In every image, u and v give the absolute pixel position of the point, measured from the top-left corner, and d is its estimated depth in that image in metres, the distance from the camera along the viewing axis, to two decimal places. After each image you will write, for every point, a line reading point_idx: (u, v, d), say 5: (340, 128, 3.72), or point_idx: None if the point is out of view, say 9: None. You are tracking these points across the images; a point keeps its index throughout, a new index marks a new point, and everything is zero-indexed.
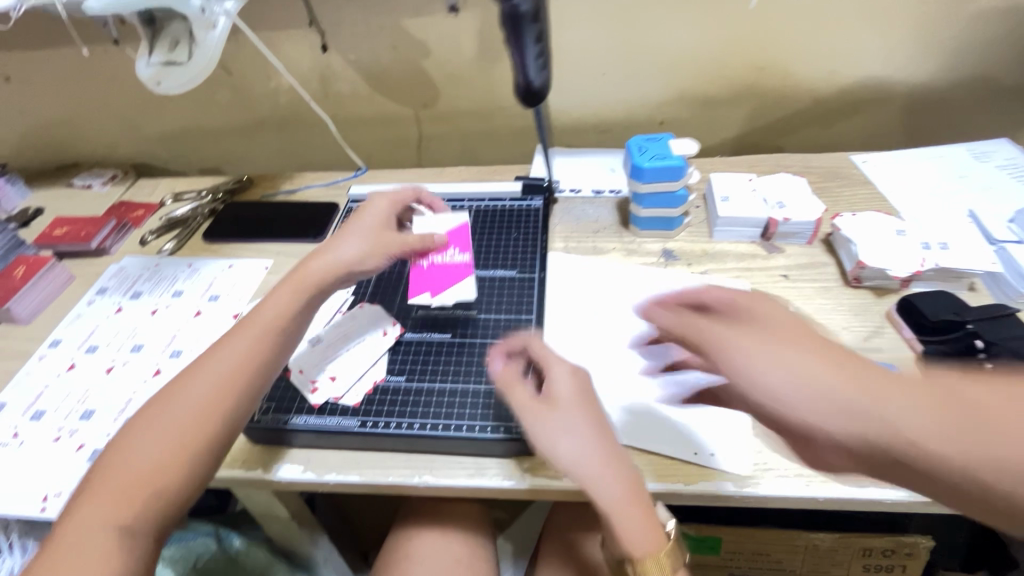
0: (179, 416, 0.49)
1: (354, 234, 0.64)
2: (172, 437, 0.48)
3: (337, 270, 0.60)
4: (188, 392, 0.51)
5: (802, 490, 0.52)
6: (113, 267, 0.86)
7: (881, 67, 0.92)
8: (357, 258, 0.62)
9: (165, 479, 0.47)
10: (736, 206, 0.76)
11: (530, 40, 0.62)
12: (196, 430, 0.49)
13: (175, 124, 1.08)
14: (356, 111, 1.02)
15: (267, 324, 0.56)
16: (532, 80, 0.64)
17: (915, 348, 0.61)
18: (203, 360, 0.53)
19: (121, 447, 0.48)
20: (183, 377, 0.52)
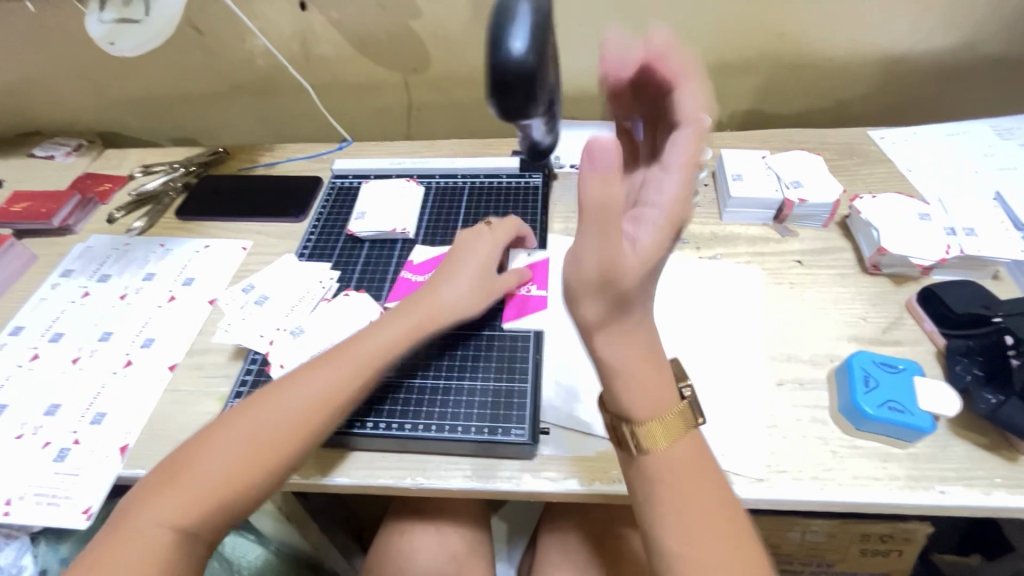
0: (257, 421, 0.47)
1: (466, 261, 0.61)
2: (246, 442, 0.46)
3: (454, 308, 0.57)
4: (308, 391, 0.49)
5: (818, 494, 0.50)
6: (79, 246, 0.79)
7: (904, 36, 0.85)
8: (469, 296, 0.58)
9: (234, 486, 0.45)
10: (750, 185, 0.71)
11: (523, 17, 0.39)
12: (273, 439, 0.46)
13: (143, 89, 1.00)
14: (339, 76, 0.94)
15: (387, 346, 0.53)
16: (512, 55, 0.37)
17: (937, 342, 0.58)
18: (312, 366, 0.51)
19: (197, 452, 0.45)
20: (289, 379, 0.50)
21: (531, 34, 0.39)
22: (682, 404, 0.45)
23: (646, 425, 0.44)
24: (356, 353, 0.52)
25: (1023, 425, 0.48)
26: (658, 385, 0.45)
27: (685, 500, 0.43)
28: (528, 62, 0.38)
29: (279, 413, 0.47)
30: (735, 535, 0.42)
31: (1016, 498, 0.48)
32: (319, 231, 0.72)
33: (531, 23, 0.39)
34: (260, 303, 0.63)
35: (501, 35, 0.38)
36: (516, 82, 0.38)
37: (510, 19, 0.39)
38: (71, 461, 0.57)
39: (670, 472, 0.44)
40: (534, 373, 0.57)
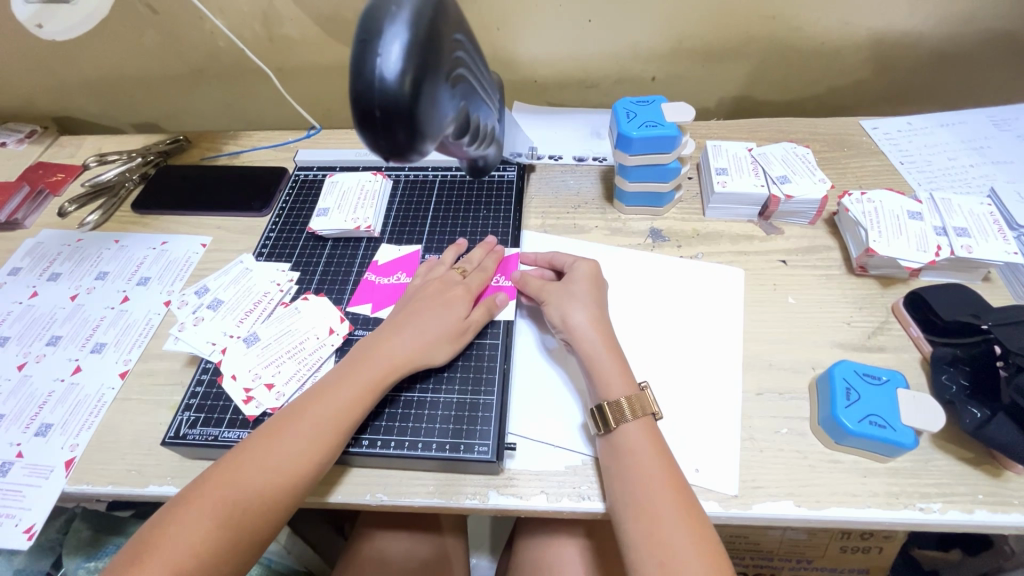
0: (224, 495, 0.44)
1: (428, 306, 0.55)
2: (213, 519, 0.43)
3: (411, 363, 0.52)
4: (273, 459, 0.45)
5: (794, 512, 0.47)
6: (28, 242, 0.75)
7: (903, 19, 0.81)
8: (426, 347, 0.53)
9: (202, 567, 0.42)
10: (735, 181, 0.67)
11: (400, 27, 0.37)
12: (241, 512, 0.44)
13: (98, 72, 0.94)
14: (307, 59, 0.89)
15: (345, 410, 0.49)
16: (382, 77, 0.37)
17: (923, 349, 0.56)
18: (272, 431, 0.47)
19: (156, 534, 0.42)
20: (252, 444, 0.46)
21: (407, 47, 0.37)
22: (643, 392, 0.50)
23: (620, 405, 0.49)
24: (314, 415, 0.48)
25: (1009, 443, 0.46)
26: (620, 368, 0.51)
27: (655, 482, 0.45)
28: (400, 86, 0.37)
29: (247, 484, 0.44)
30: (702, 529, 0.43)
31: (998, 516, 0.46)
32: (280, 229, 0.68)
33: (407, 33, 0.38)
34: (214, 308, 0.59)
35: (374, 47, 0.37)
36: (387, 110, 0.38)
37: (384, 28, 0.37)
38: (14, 477, 0.54)
39: (642, 453, 0.47)
40: (500, 383, 0.54)
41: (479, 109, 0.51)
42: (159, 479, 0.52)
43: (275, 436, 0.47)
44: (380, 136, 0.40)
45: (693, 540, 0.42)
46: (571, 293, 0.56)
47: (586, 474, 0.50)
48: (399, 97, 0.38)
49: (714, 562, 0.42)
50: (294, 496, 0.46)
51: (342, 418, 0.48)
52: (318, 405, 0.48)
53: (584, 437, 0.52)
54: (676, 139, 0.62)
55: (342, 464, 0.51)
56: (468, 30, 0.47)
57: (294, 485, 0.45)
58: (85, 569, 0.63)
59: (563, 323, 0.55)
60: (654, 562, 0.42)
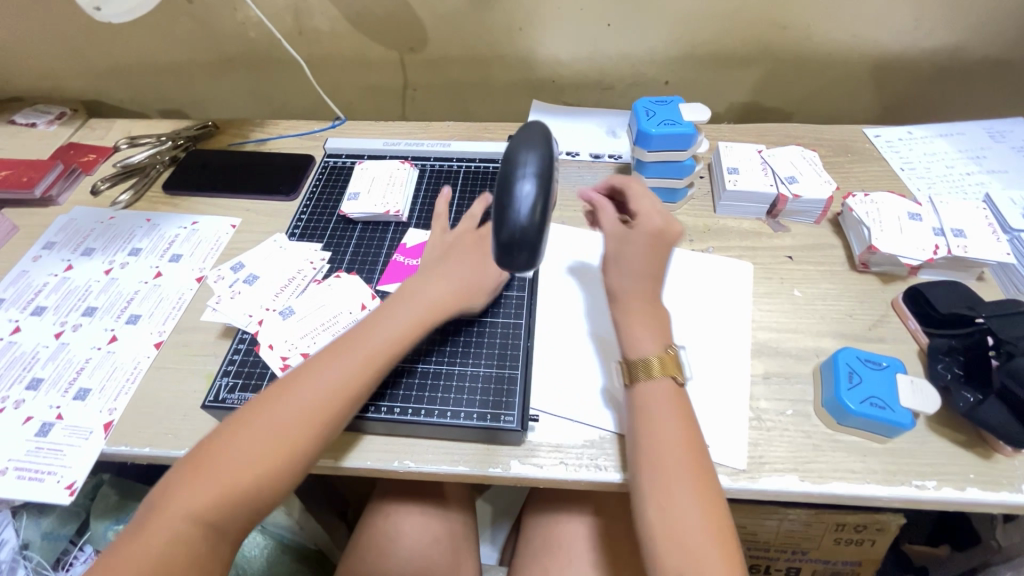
0: (275, 417, 0.46)
1: (463, 261, 0.59)
2: (265, 439, 0.45)
3: (450, 302, 0.56)
4: (318, 383, 0.48)
5: (800, 487, 0.51)
6: (61, 218, 0.77)
7: (903, 35, 0.85)
8: (463, 293, 0.57)
9: (253, 484, 0.44)
10: (745, 179, 0.71)
11: (528, 171, 0.42)
12: (298, 430, 0.46)
13: (131, 58, 0.97)
14: (335, 53, 0.93)
15: (397, 339, 0.52)
16: (518, 217, 0.42)
17: (920, 340, 0.59)
18: (320, 360, 0.50)
19: (224, 439, 0.45)
20: (307, 367, 0.49)
21: (535, 187, 0.42)
22: (669, 353, 0.52)
23: (648, 362, 0.51)
24: (360, 349, 0.51)
25: (998, 423, 0.49)
26: (653, 330, 0.53)
27: (669, 440, 0.48)
28: (530, 221, 0.42)
29: (297, 407, 0.47)
30: (706, 483, 0.46)
31: (987, 493, 0.49)
32: (310, 211, 0.71)
33: (534, 178, 0.42)
34: (250, 282, 0.62)
35: (507, 196, 0.42)
36: (528, 241, 0.42)
37: (517, 172, 0.42)
38: (53, 436, 0.56)
39: (660, 407, 0.49)
40: (523, 359, 0.57)
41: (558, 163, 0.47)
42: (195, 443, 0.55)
43: (321, 365, 0.49)
44: (512, 266, 0.43)
45: (704, 512, 0.44)
46: (622, 255, 0.57)
47: (603, 447, 0.53)
48: (532, 229, 0.42)
49: (710, 500, 0.45)
50: (339, 421, 0.48)
51: (381, 351, 0.51)
52: (361, 340, 0.51)
53: (600, 410, 0.55)
54: (693, 137, 0.66)
55: (371, 432, 0.54)
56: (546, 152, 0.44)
57: (340, 408, 0.48)
58: (114, 532, 0.68)
59: (614, 282, 0.57)
60: (656, 506, 0.45)
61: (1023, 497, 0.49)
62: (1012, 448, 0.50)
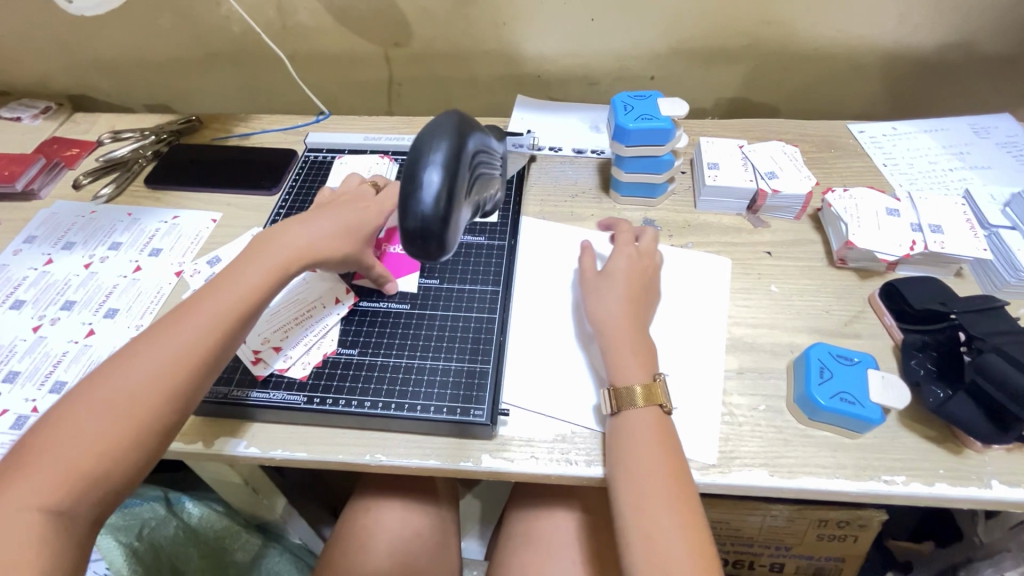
0: (121, 386, 0.44)
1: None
2: (118, 413, 0.42)
3: (303, 253, 0.55)
4: (166, 347, 0.46)
5: (770, 482, 0.51)
6: (43, 212, 0.78)
7: (889, 30, 0.85)
8: (325, 242, 0.56)
9: (109, 454, 0.41)
10: (725, 175, 0.71)
11: (437, 152, 0.37)
12: (131, 408, 0.43)
13: (116, 52, 0.97)
14: (319, 47, 0.93)
15: (240, 294, 0.50)
16: (420, 201, 0.36)
17: (895, 336, 0.59)
18: (164, 326, 0.47)
19: (73, 421, 0.42)
20: (149, 339, 0.46)
21: (443, 168, 0.37)
22: (655, 382, 0.52)
23: (634, 392, 0.51)
24: (193, 324, 0.47)
25: (966, 419, 0.49)
26: (638, 357, 0.53)
27: (654, 471, 0.48)
28: (436, 208, 0.36)
29: (144, 372, 0.44)
30: (689, 510, 0.46)
31: (956, 489, 0.49)
32: (289, 206, 0.71)
33: (444, 157, 0.37)
34: None
35: (410, 179, 0.37)
36: (432, 231, 0.37)
37: (425, 154, 0.37)
38: (28, 429, 0.56)
39: (639, 434, 0.50)
40: (496, 354, 0.57)
41: (479, 149, 0.41)
42: None
43: (170, 331, 0.47)
44: (420, 256, 0.38)
45: (686, 536, 0.45)
46: (602, 285, 0.58)
47: (574, 441, 0.53)
48: (437, 218, 0.37)
49: (693, 527, 0.46)
50: (191, 386, 0.46)
51: (229, 313, 0.49)
52: (204, 303, 0.49)
53: (572, 405, 0.55)
54: (671, 132, 0.66)
55: (336, 425, 0.54)
56: (463, 125, 0.39)
57: (194, 372, 0.46)
58: None
59: (597, 308, 0.57)
60: (641, 535, 0.45)
61: (991, 493, 0.49)
62: (982, 444, 0.50)
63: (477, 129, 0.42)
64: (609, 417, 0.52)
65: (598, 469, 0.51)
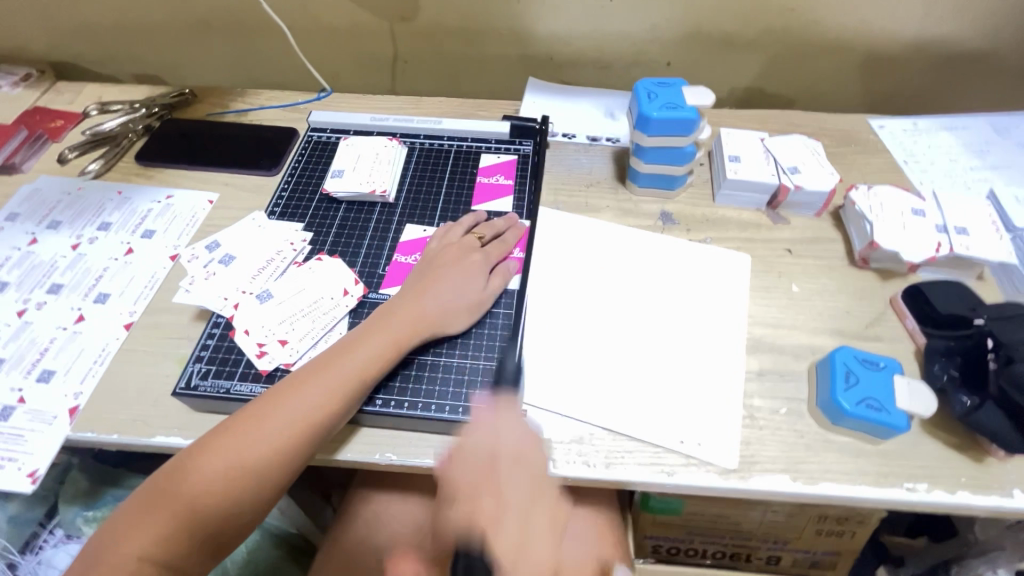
0: (252, 441, 0.45)
1: (449, 273, 0.57)
2: (237, 469, 0.44)
3: (430, 324, 0.54)
4: (298, 408, 0.46)
5: (791, 488, 0.49)
6: (26, 188, 0.73)
7: (912, 22, 0.83)
8: (448, 313, 0.55)
9: (220, 511, 0.44)
10: (747, 169, 0.68)
11: None
12: (259, 464, 0.45)
13: (102, 17, 0.91)
14: (320, 19, 0.88)
15: (371, 363, 0.50)
16: None
17: (917, 339, 0.58)
18: (291, 385, 0.48)
19: (196, 468, 0.44)
20: (277, 396, 0.47)
21: None
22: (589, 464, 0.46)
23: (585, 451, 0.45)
24: (315, 390, 0.47)
25: (994, 430, 0.48)
26: None
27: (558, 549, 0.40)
28: None
29: (265, 436, 0.45)
30: None
31: (978, 498, 0.49)
32: (291, 189, 0.68)
33: None
34: (225, 263, 0.59)
35: None
36: None
37: None
38: (15, 421, 0.53)
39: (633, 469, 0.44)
40: (512, 353, 0.55)
41: None
42: (167, 430, 0.52)
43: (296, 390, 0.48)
44: None
45: None
46: None
47: (592, 443, 0.52)
48: None
49: None
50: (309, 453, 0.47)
51: (352, 383, 0.48)
52: (340, 363, 0.49)
53: (588, 405, 0.53)
54: (695, 122, 0.63)
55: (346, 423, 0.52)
56: None
57: (308, 443, 0.46)
58: (82, 518, 0.67)
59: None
60: None
61: (1013, 502, 0.48)
62: (1006, 453, 0.49)
63: None
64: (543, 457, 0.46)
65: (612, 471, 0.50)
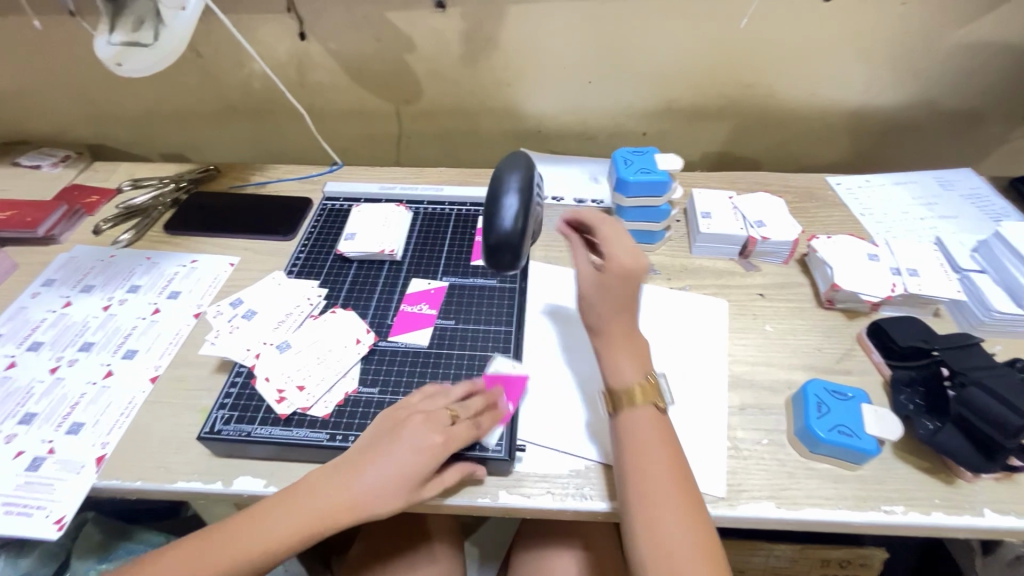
0: (229, 550, 0.47)
1: (407, 436, 0.51)
2: (214, 573, 0.47)
3: (375, 498, 0.49)
4: (271, 532, 0.48)
5: (777, 513, 0.53)
6: (62, 256, 0.80)
7: (856, 93, 0.94)
8: (394, 489, 0.49)
9: None
10: (718, 223, 0.76)
11: (512, 189, 0.58)
12: (231, 574, 0.47)
13: (139, 106, 1.02)
14: (335, 103, 0.99)
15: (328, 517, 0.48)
16: (502, 223, 0.56)
17: (884, 372, 0.63)
18: (270, 509, 0.49)
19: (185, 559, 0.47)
20: (261, 511, 0.49)
21: (517, 205, 0.56)
22: (649, 381, 0.55)
23: (629, 392, 0.54)
24: (283, 522, 0.48)
25: (957, 451, 0.52)
26: (632, 356, 0.56)
27: (659, 474, 0.50)
28: (512, 229, 0.56)
29: (233, 547, 0.47)
30: (694, 509, 0.49)
31: (952, 518, 0.52)
32: (308, 251, 0.75)
33: (517, 200, 0.57)
34: (248, 317, 0.64)
35: (495, 207, 0.57)
36: (507, 243, 0.56)
37: (500, 193, 0.57)
38: (44, 471, 0.56)
39: (643, 435, 0.52)
40: (511, 393, 0.59)
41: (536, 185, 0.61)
42: (188, 476, 0.55)
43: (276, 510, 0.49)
44: (497, 261, 0.57)
45: (696, 543, 0.47)
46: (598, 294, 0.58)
47: (588, 476, 0.55)
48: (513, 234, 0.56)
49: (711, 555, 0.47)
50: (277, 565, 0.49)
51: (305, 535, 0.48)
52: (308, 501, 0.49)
53: (584, 440, 0.57)
54: (667, 184, 0.72)
55: None
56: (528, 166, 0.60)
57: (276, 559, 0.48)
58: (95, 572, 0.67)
59: (595, 319, 0.58)
60: (646, 538, 0.47)
61: (985, 521, 0.52)
62: (973, 474, 0.53)
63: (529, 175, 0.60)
64: (610, 417, 0.55)
65: (606, 502, 0.53)
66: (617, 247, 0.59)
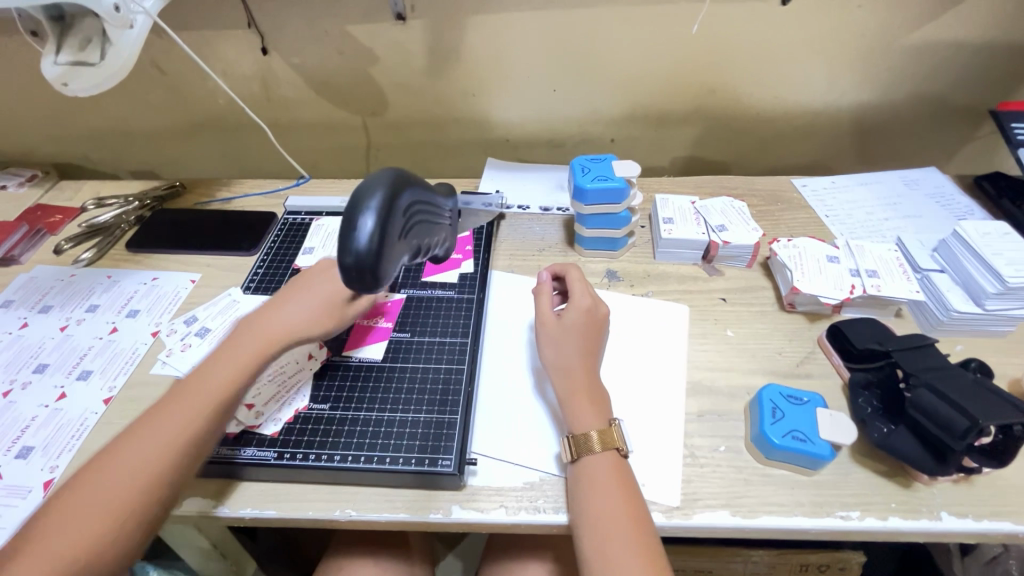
0: (171, 417, 0.50)
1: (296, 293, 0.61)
2: (156, 440, 0.48)
3: (286, 333, 0.57)
4: (204, 384, 0.52)
5: (733, 522, 0.52)
6: (22, 277, 0.79)
7: (820, 95, 0.94)
8: (307, 316, 0.59)
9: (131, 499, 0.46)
10: (680, 229, 0.76)
11: (372, 201, 0.43)
12: (180, 436, 0.49)
13: (106, 123, 1.02)
14: (302, 116, 0.99)
15: (254, 354, 0.55)
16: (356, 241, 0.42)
17: (844, 375, 0.62)
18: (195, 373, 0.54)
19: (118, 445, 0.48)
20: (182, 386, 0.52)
21: (377, 219, 0.42)
22: (612, 426, 0.54)
23: (590, 437, 0.53)
24: (220, 365, 0.54)
25: (910, 454, 0.52)
26: (594, 405, 0.56)
27: (615, 520, 0.48)
28: (368, 250, 0.42)
29: (169, 424, 0.50)
30: (651, 553, 0.47)
31: (908, 523, 0.51)
32: (267, 266, 0.74)
33: (380, 212, 0.43)
34: (201, 335, 0.66)
35: (348, 223, 0.42)
36: (365, 266, 0.42)
37: (361, 203, 0.43)
38: None
39: (602, 482, 0.51)
40: (464, 405, 0.59)
41: (412, 200, 0.47)
42: None
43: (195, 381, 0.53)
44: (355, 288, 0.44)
45: None
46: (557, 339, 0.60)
47: (543, 490, 0.54)
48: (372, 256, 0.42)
49: None
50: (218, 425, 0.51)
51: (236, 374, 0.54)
52: (231, 350, 0.55)
53: (538, 453, 0.56)
54: (624, 191, 0.71)
55: (307, 483, 0.55)
56: (404, 170, 0.48)
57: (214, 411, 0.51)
58: None
59: (560, 361, 0.59)
60: None
61: (942, 525, 0.51)
62: (930, 477, 0.53)
63: (412, 183, 0.48)
64: (569, 463, 0.53)
65: (560, 518, 0.52)
66: (580, 293, 0.63)
